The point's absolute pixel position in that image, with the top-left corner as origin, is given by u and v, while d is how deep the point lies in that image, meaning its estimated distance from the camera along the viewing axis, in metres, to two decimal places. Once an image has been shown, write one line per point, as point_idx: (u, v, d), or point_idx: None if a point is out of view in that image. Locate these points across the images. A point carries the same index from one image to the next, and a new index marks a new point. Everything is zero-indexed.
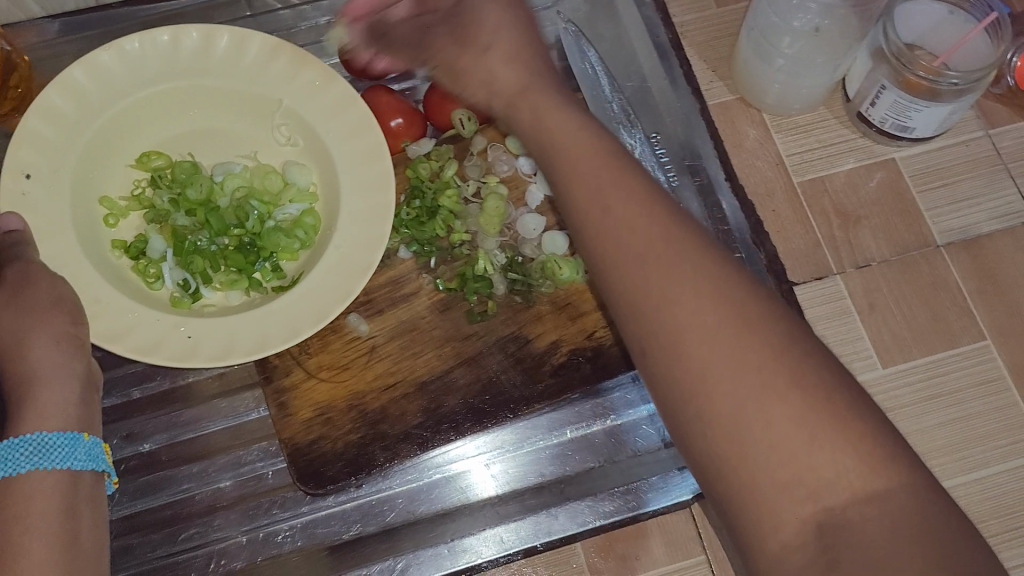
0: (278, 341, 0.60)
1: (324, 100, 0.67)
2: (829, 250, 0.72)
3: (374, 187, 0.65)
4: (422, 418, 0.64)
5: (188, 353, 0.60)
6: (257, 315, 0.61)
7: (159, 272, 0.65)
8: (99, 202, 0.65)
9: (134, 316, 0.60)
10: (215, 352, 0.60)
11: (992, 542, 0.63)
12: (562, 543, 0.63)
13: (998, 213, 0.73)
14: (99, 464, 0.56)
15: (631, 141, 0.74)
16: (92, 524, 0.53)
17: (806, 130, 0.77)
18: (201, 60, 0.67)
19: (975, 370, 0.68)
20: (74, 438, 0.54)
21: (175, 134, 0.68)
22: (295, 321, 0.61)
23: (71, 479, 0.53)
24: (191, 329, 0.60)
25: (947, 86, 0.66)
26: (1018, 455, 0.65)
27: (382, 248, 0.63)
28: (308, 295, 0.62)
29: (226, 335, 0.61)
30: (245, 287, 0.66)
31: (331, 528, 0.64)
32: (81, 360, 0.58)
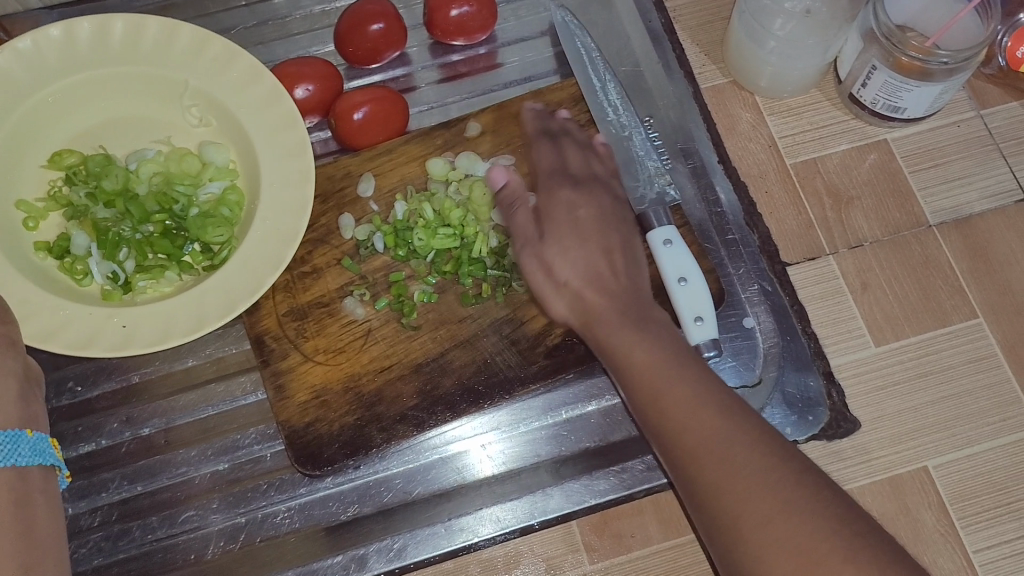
0: (216, 318, 0.63)
1: (231, 75, 0.69)
2: (822, 230, 0.73)
3: (290, 153, 0.67)
4: (417, 400, 0.64)
5: (127, 341, 0.62)
6: (186, 296, 0.63)
7: (86, 268, 0.65)
8: (15, 208, 0.65)
9: (67, 314, 0.62)
10: (153, 337, 0.62)
11: (986, 517, 0.63)
12: (558, 521, 0.64)
13: (990, 193, 0.73)
14: (47, 458, 0.57)
15: (624, 124, 0.72)
16: (46, 515, 0.55)
17: (798, 112, 0.77)
18: (97, 51, 0.68)
19: (967, 348, 0.68)
20: (16, 436, 0.55)
21: (87, 130, 0.69)
22: (230, 294, 0.63)
23: (15, 476, 0.54)
24: (125, 317, 0.62)
25: (937, 65, 0.66)
26: (1009, 432, 0.65)
27: (304, 216, 0.65)
28: (241, 267, 0.64)
29: (160, 319, 0.63)
30: (176, 270, 0.66)
31: (328, 510, 0.65)
32: (14, 358, 0.58)
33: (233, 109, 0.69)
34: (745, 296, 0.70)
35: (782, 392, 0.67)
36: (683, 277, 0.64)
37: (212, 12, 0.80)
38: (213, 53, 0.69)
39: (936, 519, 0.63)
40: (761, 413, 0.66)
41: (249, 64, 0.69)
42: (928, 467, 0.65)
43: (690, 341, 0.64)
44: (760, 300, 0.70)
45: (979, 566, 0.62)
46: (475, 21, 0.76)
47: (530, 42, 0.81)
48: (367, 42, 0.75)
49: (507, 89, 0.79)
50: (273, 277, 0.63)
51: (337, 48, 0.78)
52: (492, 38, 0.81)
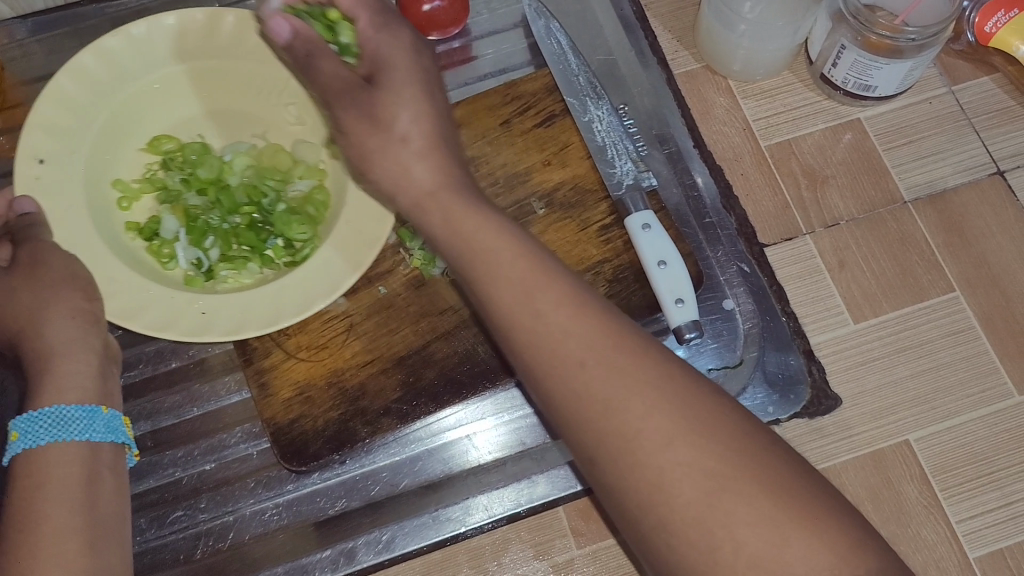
0: (290, 315, 0.62)
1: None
2: (798, 210, 0.73)
3: None
4: (401, 393, 0.64)
5: (203, 327, 0.62)
6: (265, 290, 0.63)
7: (173, 252, 0.67)
8: (111, 186, 0.68)
9: (149, 294, 0.62)
10: (228, 327, 0.62)
11: (968, 488, 0.64)
12: (544, 508, 0.64)
13: (963, 167, 0.74)
14: (119, 436, 0.57)
15: (598, 112, 0.72)
16: (114, 491, 0.56)
17: (771, 94, 0.78)
18: (207, 41, 0.70)
19: (943, 321, 0.69)
20: (92, 412, 0.56)
21: (190, 120, 0.71)
22: (305, 294, 0.63)
23: (90, 449, 0.55)
24: (204, 303, 0.63)
25: (905, 42, 0.67)
26: (988, 404, 0.66)
27: (388, 224, 0.64)
28: (320, 269, 0.63)
29: (237, 310, 0.62)
30: (257, 264, 0.67)
31: (315, 505, 0.65)
32: (97, 334, 0.60)
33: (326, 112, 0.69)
34: (723, 278, 0.71)
35: (764, 371, 0.68)
36: (661, 261, 0.65)
37: (186, 16, 0.81)
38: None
39: (918, 492, 0.64)
40: (744, 392, 0.67)
41: None
42: (910, 441, 0.65)
43: (670, 323, 0.65)
44: (739, 281, 0.71)
45: (962, 536, 0.62)
46: (447, 15, 0.77)
47: (502, 34, 0.81)
48: None
49: (482, 82, 0.79)
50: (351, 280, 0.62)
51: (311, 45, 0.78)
52: (465, 31, 0.81)
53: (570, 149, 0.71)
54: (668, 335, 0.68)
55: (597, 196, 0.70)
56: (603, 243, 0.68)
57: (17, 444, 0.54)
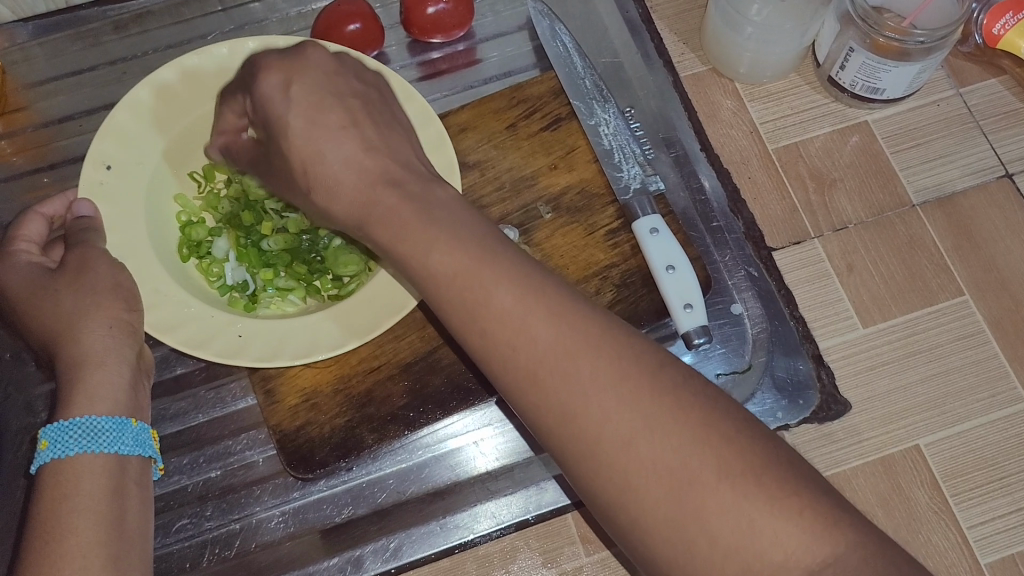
0: (326, 349, 0.60)
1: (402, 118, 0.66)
2: (806, 214, 0.73)
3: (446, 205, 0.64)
4: (407, 399, 0.64)
5: (237, 351, 0.60)
6: (303, 322, 0.61)
7: (221, 272, 0.67)
8: (173, 198, 0.67)
9: (190, 312, 0.61)
10: (262, 355, 0.60)
11: (980, 493, 0.63)
12: (553, 514, 0.64)
13: (972, 169, 0.73)
14: (146, 449, 0.55)
15: (605, 116, 0.72)
16: (139, 505, 0.53)
17: (778, 97, 0.77)
18: None
19: (953, 325, 0.68)
20: (122, 423, 0.53)
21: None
22: (342, 330, 0.61)
23: (118, 463, 0.52)
24: (242, 328, 0.61)
25: (914, 45, 0.66)
26: (998, 408, 0.66)
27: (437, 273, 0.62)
28: (364, 308, 0.62)
29: (274, 340, 0.60)
30: (301, 294, 0.67)
31: (322, 512, 0.65)
32: (132, 346, 0.57)
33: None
34: (732, 282, 0.70)
35: (772, 376, 0.67)
36: (670, 265, 0.64)
37: (188, 19, 0.80)
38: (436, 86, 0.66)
39: (929, 498, 0.63)
40: (753, 398, 0.67)
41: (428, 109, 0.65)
42: (920, 446, 0.65)
43: (678, 327, 0.64)
44: (746, 286, 0.70)
45: (973, 542, 0.62)
46: (452, 18, 0.76)
47: (507, 37, 0.80)
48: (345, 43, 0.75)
49: (487, 85, 0.79)
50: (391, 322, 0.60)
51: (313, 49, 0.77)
52: (470, 34, 0.80)
53: (577, 153, 0.70)
54: (675, 340, 0.68)
55: (604, 199, 0.69)
56: (610, 247, 0.68)
57: (46, 453, 0.51)
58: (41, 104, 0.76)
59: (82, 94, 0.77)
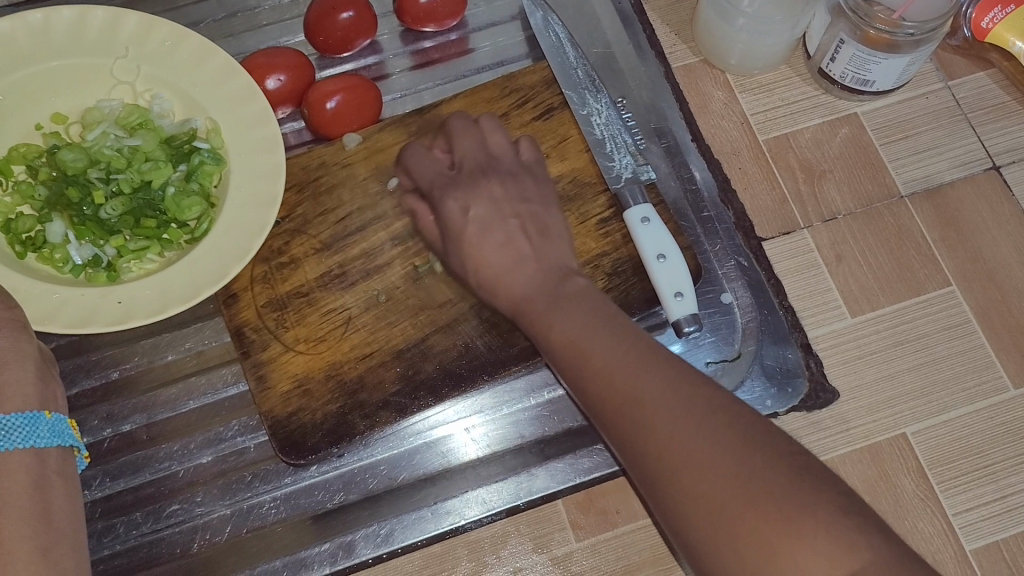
0: (211, 283, 0.63)
1: (207, 69, 0.68)
2: (796, 205, 0.73)
3: (256, 122, 0.67)
4: (399, 385, 0.64)
5: (128, 314, 0.62)
6: (175, 268, 0.63)
7: (66, 255, 0.64)
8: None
9: (62, 298, 0.61)
10: (153, 308, 0.62)
11: (964, 480, 0.64)
12: (543, 501, 0.64)
13: (959, 162, 0.74)
14: (65, 439, 0.56)
15: (597, 105, 0.72)
16: (65, 498, 0.54)
17: (769, 88, 0.78)
18: (40, 40, 0.66)
19: (940, 315, 0.69)
20: (35, 417, 0.54)
21: (44, 120, 0.67)
22: (220, 261, 0.63)
23: (37, 457, 0.54)
24: (121, 294, 0.62)
25: (904, 36, 0.67)
26: (984, 397, 0.66)
27: (280, 179, 0.65)
28: (226, 232, 0.64)
29: (156, 291, 0.63)
30: (157, 250, 0.66)
31: (314, 498, 0.65)
32: (30, 340, 0.56)
33: (190, 88, 0.68)
34: (722, 272, 0.71)
35: (762, 364, 0.68)
36: (661, 255, 0.65)
37: (179, 6, 0.80)
38: (163, 36, 0.68)
39: (915, 485, 0.64)
40: (742, 386, 0.67)
41: (200, 43, 0.68)
42: (907, 434, 0.66)
43: (669, 316, 0.65)
44: (736, 276, 0.71)
45: (958, 528, 0.63)
46: (445, 7, 0.76)
47: (501, 26, 0.81)
48: (338, 31, 0.75)
49: (479, 75, 0.79)
50: (261, 239, 0.63)
51: (305, 35, 0.77)
52: (463, 23, 0.80)
53: (568, 142, 0.71)
54: (665, 329, 0.69)
55: (596, 188, 0.69)
56: (602, 236, 0.68)
57: None
58: None
59: None
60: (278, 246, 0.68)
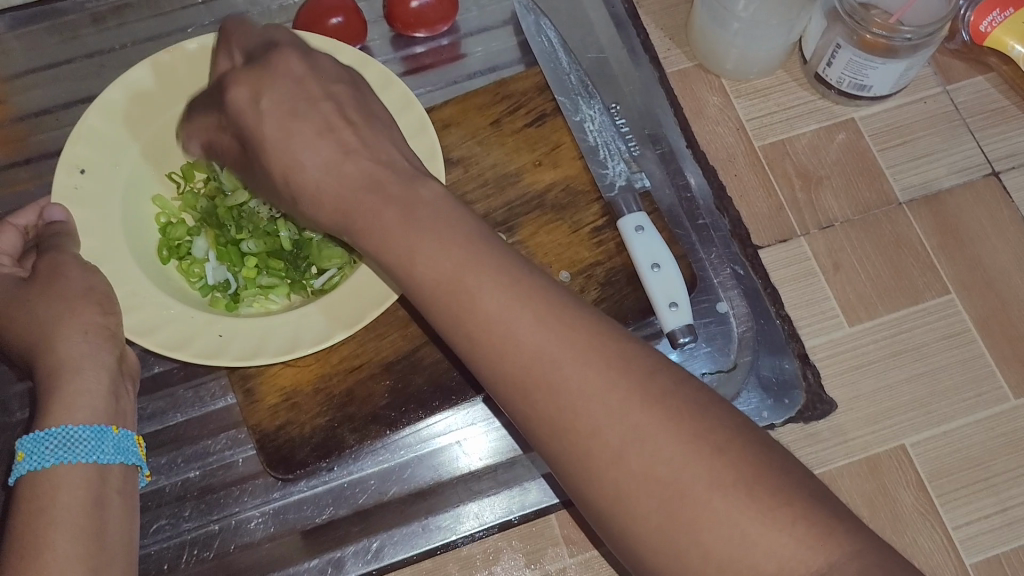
0: (308, 343, 0.59)
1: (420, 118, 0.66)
2: (792, 212, 0.72)
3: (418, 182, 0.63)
4: (389, 398, 0.63)
5: (217, 350, 0.59)
6: (283, 317, 0.60)
7: (202, 272, 0.67)
8: (152, 201, 0.67)
9: (170, 314, 0.60)
10: (244, 351, 0.59)
11: (963, 493, 0.63)
12: (536, 515, 0.63)
13: (958, 167, 0.73)
14: (129, 456, 0.55)
15: (590, 112, 0.71)
16: (122, 517, 0.52)
17: (764, 94, 0.77)
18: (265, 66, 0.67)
19: (939, 324, 0.68)
20: (102, 431, 0.53)
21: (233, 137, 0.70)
22: (328, 323, 0.60)
23: (99, 473, 0.52)
24: (224, 328, 0.60)
25: (901, 42, 0.66)
26: (983, 408, 0.65)
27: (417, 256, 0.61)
28: (347, 296, 0.61)
29: (258, 336, 0.60)
30: (284, 291, 0.67)
31: (302, 513, 0.64)
32: (110, 351, 0.56)
33: None
34: (717, 281, 0.69)
35: (758, 375, 0.66)
36: (655, 264, 0.64)
37: (167, 11, 0.79)
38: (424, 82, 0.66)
39: (914, 497, 0.63)
40: (738, 397, 0.66)
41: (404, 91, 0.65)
42: (905, 445, 0.65)
43: (664, 326, 0.64)
44: (732, 284, 0.69)
45: (958, 541, 0.62)
46: (435, 13, 0.75)
47: (492, 32, 0.80)
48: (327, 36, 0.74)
49: (472, 81, 0.78)
50: (376, 310, 0.59)
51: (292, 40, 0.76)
52: (455, 29, 0.79)
53: (561, 149, 0.70)
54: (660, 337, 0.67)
55: (590, 196, 0.68)
56: (595, 244, 0.67)
57: (22, 464, 0.51)
58: (17, 97, 0.75)
59: (58, 87, 0.75)
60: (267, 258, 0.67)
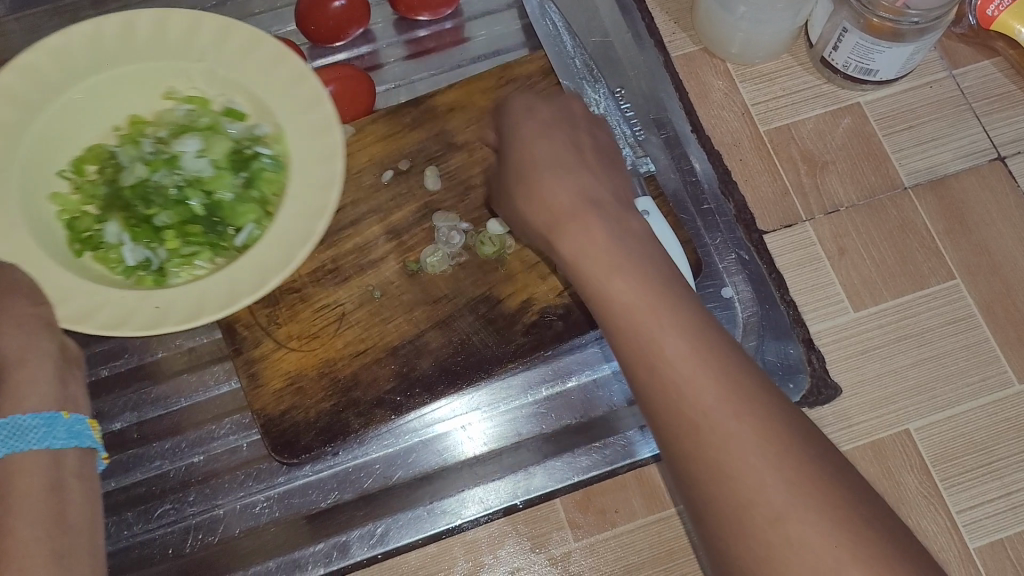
0: (248, 294, 0.58)
1: (281, 74, 0.64)
2: (798, 196, 0.72)
3: (317, 133, 0.62)
4: (394, 383, 0.63)
5: (156, 321, 0.56)
6: (221, 276, 0.58)
7: (119, 256, 0.61)
8: (49, 199, 0.61)
9: (102, 297, 0.57)
10: (184, 316, 0.57)
11: (967, 478, 0.63)
12: (542, 500, 0.63)
13: (964, 152, 0.73)
14: (83, 440, 0.53)
15: (594, 96, 0.73)
16: (81, 499, 0.52)
17: (770, 78, 0.76)
18: (124, 42, 0.63)
19: (943, 309, 0.68)
20: (52, 417, 0.51)
21: (121, 123, 0.65)
22: (265, 268, 0.58)
23: (52, 459, 0.51)
24: (158, 298, 0.57)
25: (909, 25, 0.65)
26: (988, 392, 0.65)
27: (338, 188, 0.60)
28: (277, 242, 0.59)
29: (196, 297, 0.58)
30: (209, 256, 0.63)
31: (308, 498, 0.64)
32: (50, 337, 0.54)
33: (263, 93, 0.64)
34: (722, 265, 0.70)
35: (763, 360, 0.67)
36: None
37: None
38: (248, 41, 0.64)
39: (918, 482, 0.63)
40: None
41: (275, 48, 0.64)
42: (910, 430, 0.65)
43: None
44: (737, 270, 0.70)
45: (962, 526, 0.62)
46: None
47: (496, 14, 0.79)
48: (330, 20, 0.73)
49: (475, 64, 0.77)
50: (308, 250, 0.57)
51: (295, 23, 0.76)
52: (458, 12, 0.79)
53: None
54: None
55: None
56: None
57: None
58: None
59: None
60: None
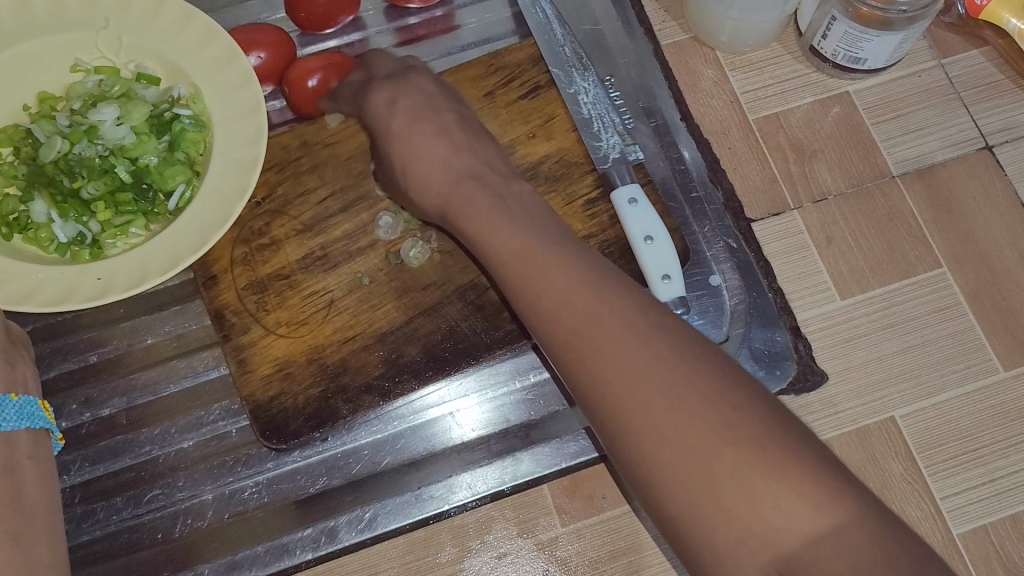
0: (190, 253, 0.61)
1: (190, 33, 0.67)
2: (786, 184, 0.72)
3: (236, 86, 0.65)
4: (383, 368, 0.63)
5: (103, 291, 0.60)
6: (158, 240, 0.62)
7: (51, 234, 0.63)
8: None
9: (42, 277, 0.60)
10: (130, 283, 0.61)
11: (950, 464, 0.64)
12: (528, 486, 0.64)
13: (952, 141, 0.73)
14: (35, 422, 0.59)
15: (583, 84, 0.71)
16: (36, 481, 0.57)
17: (759, 67, 0.77)
18: (26, 19, 0.65)
19: (929, 297, 0.68)
20: (1, 400, 0.58)
21: (31, 101, 0.66)
22: (201, 228, 0.62)
23: (4, 440, 0.57)
24: (99, 270, 0.61)
25: (897, 14, 0.65)
26: (974, 380, 0.66)
27: (261, 143, 0.64)
28: (207, 201, 0.63)
29: (136, 265, 0.61)
30: (142, 223, 0.65)
31: (296, 483, 0.64)
32: None
33: (174, 55, 0.67)
34: (710, 254, 0.70)
35: (750, 347, 0.67)
36: (648, 236, 0.64)
37: None
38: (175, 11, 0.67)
39: (903, 469, 0.64)
40: None
41: (204, 24, 0.66)
42: (895, 417, 0.65)
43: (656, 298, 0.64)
44: (725, 257, 0.70)
45: (945, 512, 0.62)
46: None
47: (486, 2, 0.79)
48: (319, 7, 0.73)
49: (465, 53, 0.78)
50: (241, 205, 0.62)
51: (286, 11, 0.76)
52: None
53: (555, 121, 0.69)
54: None
55: (583, 168, 0.68)
56: (588, 217, 0.67)
57: None
58: None
59: None
60: (257, 227, 0.67)
